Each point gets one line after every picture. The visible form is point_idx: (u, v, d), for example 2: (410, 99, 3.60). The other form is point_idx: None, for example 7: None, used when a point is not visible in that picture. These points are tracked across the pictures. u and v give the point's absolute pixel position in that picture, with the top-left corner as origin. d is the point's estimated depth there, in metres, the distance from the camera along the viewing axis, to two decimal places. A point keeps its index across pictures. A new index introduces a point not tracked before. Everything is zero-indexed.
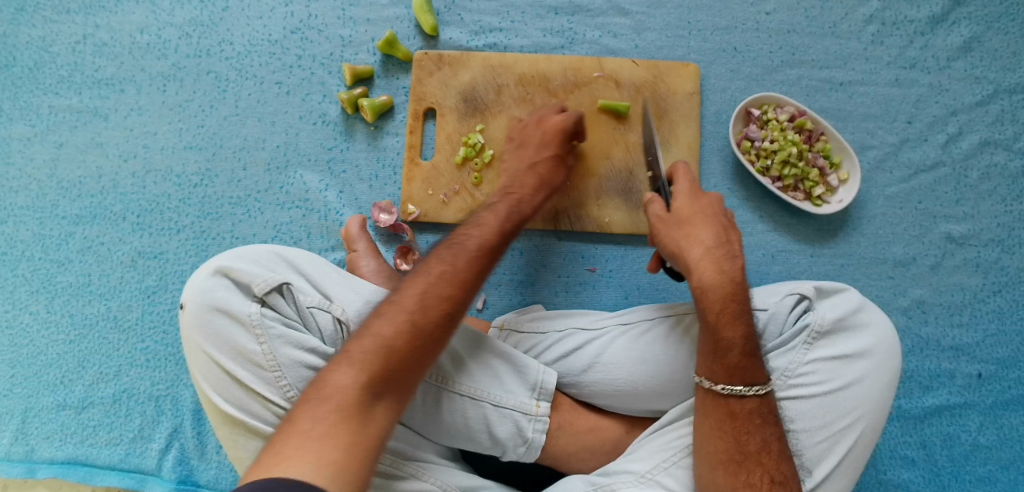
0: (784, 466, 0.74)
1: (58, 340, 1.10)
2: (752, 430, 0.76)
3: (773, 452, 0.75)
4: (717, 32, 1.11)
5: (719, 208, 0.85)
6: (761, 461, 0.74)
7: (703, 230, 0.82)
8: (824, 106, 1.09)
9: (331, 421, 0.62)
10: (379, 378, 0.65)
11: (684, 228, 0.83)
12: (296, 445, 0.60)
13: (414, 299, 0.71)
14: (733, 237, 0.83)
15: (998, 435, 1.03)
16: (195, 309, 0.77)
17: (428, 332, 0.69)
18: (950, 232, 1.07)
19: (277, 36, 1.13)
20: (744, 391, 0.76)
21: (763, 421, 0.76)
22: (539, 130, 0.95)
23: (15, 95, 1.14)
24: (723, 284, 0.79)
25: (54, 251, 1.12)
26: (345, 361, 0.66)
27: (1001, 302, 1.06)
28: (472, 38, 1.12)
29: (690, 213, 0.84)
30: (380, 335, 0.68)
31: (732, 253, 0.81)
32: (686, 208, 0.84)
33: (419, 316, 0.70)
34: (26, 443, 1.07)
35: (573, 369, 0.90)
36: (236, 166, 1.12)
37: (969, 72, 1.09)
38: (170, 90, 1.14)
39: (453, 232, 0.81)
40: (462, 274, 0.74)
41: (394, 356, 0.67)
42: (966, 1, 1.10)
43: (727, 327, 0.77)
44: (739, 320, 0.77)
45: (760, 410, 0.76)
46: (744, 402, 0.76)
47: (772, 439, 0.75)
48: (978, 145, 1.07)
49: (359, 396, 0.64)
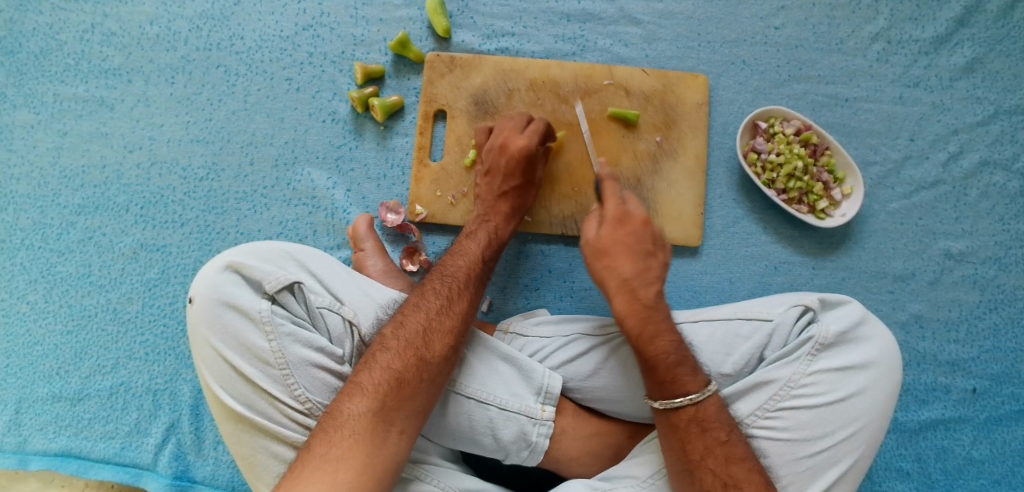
0: (734, 470, 0.74)
1: (56, 330, 1.09)
2: (694, 438, 0.76)
3: (720, 457, 0.75)
4: (727, 45, 1.12)
5: (641, 233, 0.88)
6: (710, 468, 0.74)
7: (624, 259, 0.86)
8: (829, 122, 1.11)
9: (346, 446, 0.69)
10: (391, 406, 0.72)
11: (607, 257, 0.87)
12: (314, 468, 0.67)
13: (417, 333, 0.78)
14: (654, 262, 0.87)
15: (991, 450, 1.05)
16: (205, 304, 0.77)
17: (434, 364, 0.76)
18: (949, 249, 1.09)
19: (289, 33, 1.13)
20: (681, 402, 0.77)
21: (705, 428, 0.76)
22: (504, 158, 0.97)
23: (20, 81, 1.13)
24: (639, 310, 0.83)
25: (55, 240, 1.11)
26: (358, 391, 0.73)
27: (996, 319, 1.08)
28: (484, 41, 1.12)
29: (612, 241, 0.87)
30: (389, 369, 0.74)
31: (650, 281, 0.86)
32: (606, 237, 0.88)
33: (425, 350, 0.77)
34: (19, 433, 1.05)
35: (579, 373, 0.90)
36: (243, 161, 1.11)
37: (971, 92, 1.11)
38: (178, 82, 1.13)
39: (442, 263, 0.88)
40: (457, 307, 0.82)
41: (404, 387, 0.74)
42: (970, 23, 1.12)
43: (651, 346, 0.80)
44: (657, 340, 0.81)
45: (698, 418, 0.77)
46: (681, 412, 0.77)
47: (716, 445, 0.75)
48: (978, 164, 1.10)
49: (372, 423, 0.71)
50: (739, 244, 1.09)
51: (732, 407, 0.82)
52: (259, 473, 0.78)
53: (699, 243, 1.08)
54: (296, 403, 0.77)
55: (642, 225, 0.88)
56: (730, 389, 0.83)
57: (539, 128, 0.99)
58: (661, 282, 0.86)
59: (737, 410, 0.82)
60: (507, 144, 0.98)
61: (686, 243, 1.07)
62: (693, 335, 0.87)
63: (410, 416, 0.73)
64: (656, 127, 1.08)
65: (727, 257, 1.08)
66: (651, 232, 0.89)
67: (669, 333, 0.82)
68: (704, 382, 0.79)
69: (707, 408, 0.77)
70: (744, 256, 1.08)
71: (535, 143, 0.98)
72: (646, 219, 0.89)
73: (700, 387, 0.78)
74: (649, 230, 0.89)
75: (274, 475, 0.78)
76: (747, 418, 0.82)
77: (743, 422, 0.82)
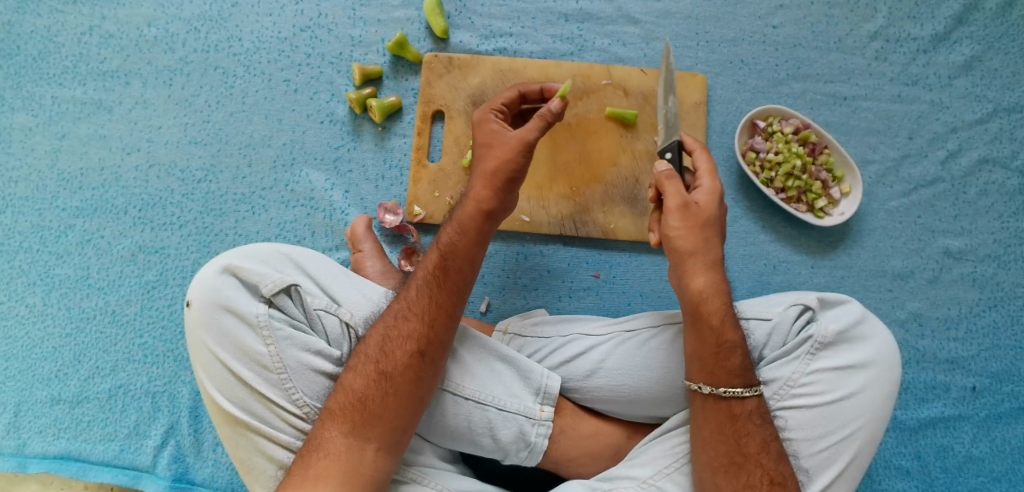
0: (783, 468, 0.74)
1: (55, 333, 1.09)
2: (751, 430, 0.76)
3: (772, 453, 0.75)
4: (725, 44, 1.12)
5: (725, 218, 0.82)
6: (761, 462, 0.74)
7: (716, 238, 0.80)
8: (827, 120, 1.11)
9: (318, 470, 0.70)
10: (359, 426, 0.72)
11: (697, 233, 0.80)
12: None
13: (377, 347, 0.77)
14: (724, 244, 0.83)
15: (991, 447, 1.05)
16: (202, 308, 0.77)
17: (396, 374, 0.75)
18: (948, 247, 1.08)
19: (286, 34, 1.13)
20: (744, 392, 0.76)
21: (762, 422, 0.76)
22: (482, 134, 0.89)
23: (18, 84, 1.13)
24: (721, 294, 0.78)
25: (53, 243, 1.10)
26: (328, 417, 0.74)
27: (996, 317, 1.08)
28: (482, 41, 1.12)
29: (709, 218, 0.80)
30: (354, 388, 0.74)
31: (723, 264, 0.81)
32: (704, 214, 0.80)
33: (384, 362, 0.76)
34: (18, 436, 1.05)
35: (577, 373, 0.90)
36: (241, 163, 1.11)
37: (970, 90, 1.11)
38: (176, 84, 1.13)
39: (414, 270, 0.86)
40: (416, 307, 0.79)
41: (368, 404, 0.73)
42: (968, 21, 1.12)
43: (727, 333, 0.77)
44: (734, 328, 0.78)
45: (758, 411, 0.77)
46: (744, 403, 0.76)
47: (771, 440, 0.76)
48: (977, 162, 1.09)
49: (343, 446, 0.71)
50: (738, 243, 1.09)
51: None
52: (256, 477, 0.78)
53: None
54: (294, 407, 0.77)
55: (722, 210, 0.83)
56: None
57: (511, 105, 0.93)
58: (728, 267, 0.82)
59: None
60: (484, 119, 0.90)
61: None
62: None
63: (383, 431, 0.73)
64: (654, 126, 1.08)
65: (726, 256, 1.08)
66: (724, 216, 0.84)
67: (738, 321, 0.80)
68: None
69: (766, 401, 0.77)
70: (743, 255, 1.08)
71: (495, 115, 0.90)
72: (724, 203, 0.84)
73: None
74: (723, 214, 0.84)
75: (271, 478, 0.78)
76: None
77: None
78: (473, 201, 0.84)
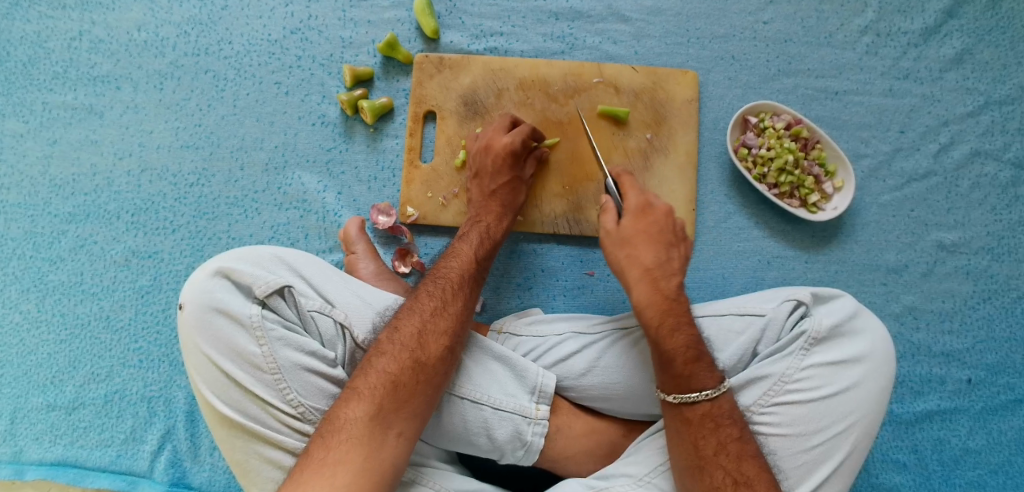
0: (746, 468, 0.74)
1: (50, 339, 1.08)
2: (707, 433, 0.76)
3: (733, 454, 0.75)
4: (716, 40, 1.12)
5: (663, 224, 0.89)
6: (722, 464, 0.74)
7: (644, 248, 0.87)
8: (819, 115, 1.11)
9: (345, 449, 0.69)
10: (388, 410, 0.72)
11: (626, 247, 0.88)
12: (312, 473, 0.67)
13: (412, 336, 0.78)
14: (675, 254, 0.88)
15: (987, 440, 1.05)
16: (195, 310, 0.77)
17: (430, 366, 0.77)
18: (942, 240, 1.09)
19: (277, 36, 1.13)
20: (695, 396, 0.77)
21: (718, 425, 0.77)
22: (490, 157, 0.98)
23: (9, 90, 1.13)
24: (660, 301, 0.84)
25: (46, 249, 1.10)
26: (354, 397, 0.73)
27: (991, 309, 1.08)
28: (473, 41, 1.12)
29: (635, 231, 0.88)
30: (386, 372, 0.75)
31: (670, 274, 0.86)
32: (630, 227, 0.89)
33: (420, 353, 0.77)
34: (14, 443, 1.05)
35: (572, 371, 0.90)
36: (233, 166, 1.11)
37: (961, 83, 1.11)
38: (167, 88, 1.13)
39: (434, 265, 0.89)
40: (452, 307, 0.83)
41: (400, 390, 0.74)
42: (958, 14, 1.12)
43: (669, 338, 0.80)
44: (677, 332, 0.81)
45: (712, 415, 0.77)
46: (696, 407, 0.77)
47: (730, 441, 0.76)
48: (969, 155, 1.09)
49: (370, 427, 0.71)
50: (732, 240, 1.09)
51: None
52: (254, 478, 0.78)
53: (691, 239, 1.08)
54: (289, 407, 0.77)
55: (664, 217, 0.90)
56: None
57: (524, 131, 1.00)
58: (680, 274, 0.87)
59: None
60: (490, 143, 0.99)
61: None
62: None
63: (408, 418, 0.74)
64: (646, 124, 1.08)
65: (720, 252, 1.08)
66: (672, 224, 0.90)
67: (690, 327, 0.82)
68: (721, 377, 0.79)
69: (722, 404, 0.78)
70: (738, 251, 1.08)
71: (519, 143, 0.98)
72: (668, 212, 0.91)
73: (715, 382, 0.78)
74: (670, 223, 0.90)
75: (268, 479, 0.78)
76: None
77: None
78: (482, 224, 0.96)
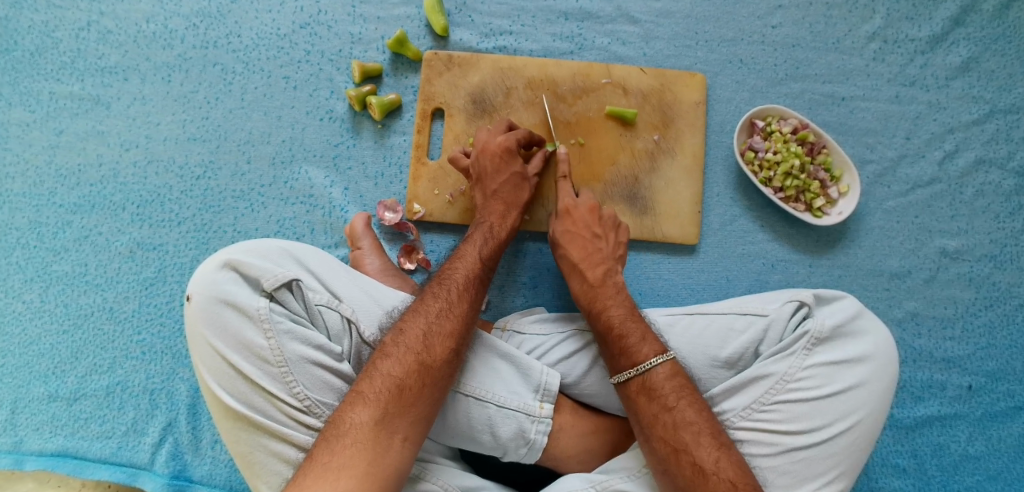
0: (682, 435, 0.75)
1: (52, 329, 1.08)
2: (643, 405, 0.79)
3: (668, 424, 0.77)
4: (724, 44, 1.13)
5: (590, 220, 0.98)
6: (660, 435, 0.77)
7: (571, 247, 0.96)
8: (826, 120, 1.11)
9: (349, 453, 0.69)
10: (394, 413, 0.73)
11: (558, 248, 0.98)
12: (316, 477, 0.67)
13: (417, 338, 0.78)
14: (602, 244, 0.97)
15: (986, 446, 1.06)
16: (203, 302, 0.77)
17: (436, 368, 0.77)
18: (945, 247, 1.09)
19: (286, 31, 1.13)
20: (628, 373, 0.82)
21: (653, 396, 0.79)
22: (487, 159, 0.99)
23: (15, 79, 1.13)
24: (587, 290, 0.93)
25: (51, 239, 1.10)
26: (359, 401, 0.73)
27: (992, 316, 1.08)
28: (482, 39, 1.12)
29: (564, 231, 0.98)
30: (391, 376, 0.75)
31: (596, 263, 0.95)
32: (560, 229, 0.98)
33: (426, 355, 0.77)
34: (15, 433, 1.05)
35: (575, 370, 0.91)
36: (240, 159, 1.11)
37: (967, 91, 1.11)
38: (174, 80, 1.13)
39: (440, 268, 0.89)
40: (457, 308, 0.83)
41: (405, 393, 0.74)
42: (965, 22, 1.12)
43: (598, 320, 0.89)
44: (604, 314, 0.89)
45: (646, 387, 0.80)
46: (631, 383, 0.81)
47: (663, 412, 0.78)
48: (974, 163, 1.10)
49: (376, 431, 0.71)
50: (736, 242, 1.09)
51: (722, 403, 0.83)
52: (258, 471, 0.78)
53: (696, 241, 1.08)
54: (295, 401, 0.77)
55: (590, 213, 0.99)
56: (721, 386, 0.83)
57: (519, 133, 1.00)
58: (607, 262, 0.95)
59: (730, 404, 0.83)
60: (486, 146, 0.99)
61: (684, 241, 1.08)
62: (688, 327, 0.88)
63: (413, 422, 0.74)
64: (654, 126, 1.08)
65: (725, 254, 1.09)
66: (598, 217, 0.99)
67: (618, 307, 0.89)
68: (653, 352, 0.82)
69: (655, 376, 0.80)
70: (742, 254, 1.09)
71: (513, 142, 0.99)
72: (592, 206, 0.99)
73: (649, 356, 0.82)
74: (597, 216, 0.99)
75: (273, 473, 0.77)
76: (740, 412, 0.82)
77: (735, 416, 0.82)
78: (486, 224, 0.96)
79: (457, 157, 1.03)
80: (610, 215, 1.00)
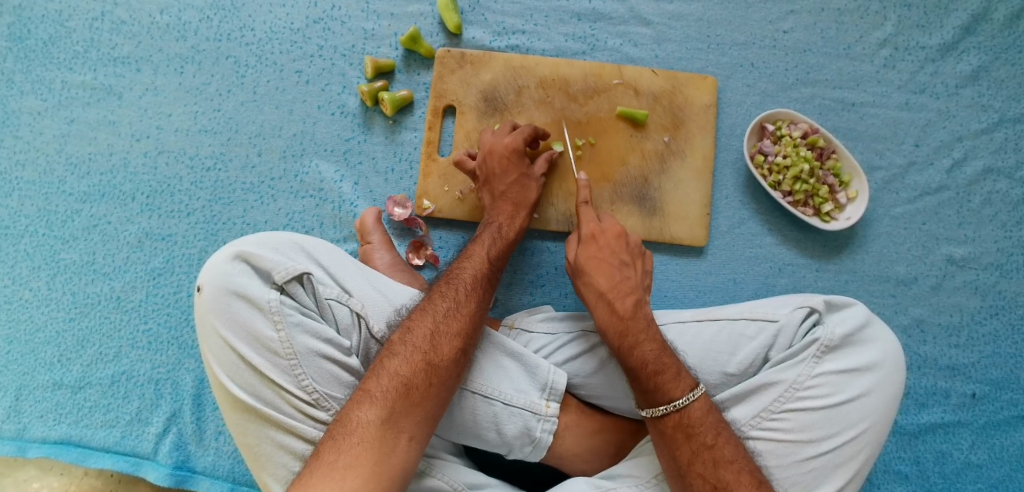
0: (723, 474, 0.76)
1: (58, 317, 1.08)
2: (680, 442, 0.78)
3: (708, 461, 0.77)
4: (736, 47, 1.13)
5: (619, 249, 0.93)
6: (699, 472, 0.76)
7: (600, 276, 0.91)
8: (835, 126, 1.12)
9: (355, 452, 0.69)
10: (401, 412, 0.73)
11: (583, 276, 0.92)
12: (322, 475, 0.67)
13: (425, 337, 0.79)
14: (630, 272, 0.91)
15: (989, 454, 1.06)
16: (213, 293, 0.77)
17: (444, 367, 0.77)
18: (952, 254, 1.09)
19: (300, 25, 1.13)
20: (664, 409, 0.80)
21: (691, 434, 0.78)
22: (495, 161, 0.98)
23: (28, 68, 1.13)
24: (616, 322, 0.87)
25: (60, 227, 1.10)
26: (367, 399, 0.73)
27: (997, 325, 1.09)
28: (494, 38, 1.12)
29: (588, 258, 0.92)
30: (398, 374, 0.75)
31: (625, 293, 0.89)
32: (585, 255, 0.93)
33: (434, 355, 0.77)
34: (18, 421, 1.05)
35: (583, 370, 0.91)
36: (250, 152, 1.11)
37: (977, 100, 1.12)
38: (187, 72, 1.13)
39: (449, 268, 0.89)
40: (465, 308, 0.83)
41: (413, 392, 0.74)
42: (976, 31, 1.13)
43: (629, 357, 0.84)
44: (636, 350, 0.84)
45: (683, 424, 0.79)
46: (666, 419, 0.80)
47: (703, 450, 0.77)
48: (982, 171, 1.10)
49: (382, 430, 0.71)
50: (744, 245, 1.09)
51: (733, 411, 0.83)
52: (265, 463, 0.78)
53: (704, 243, 1.08)
54: (303, 394, 0.77)
55: (616, 238, 0.94)
56: (730, 393, 0.84)
57: (526, 131, 1.00)
58: (637, 292, 0.90)
59: (740, 412, 0.83)
60: (493, 147, 0.99)
61: (692, 243, 1.08)
62: (699, 333, 0.88)
63: (420, 421, 0.74)
64: (664, 127, 1.09)
65: (732, 257, 1.09)
66: (625, 243, 0.94)
67: (649, 342, 0.85)
68: (688, 386, 0.81)
69: (693, 413, 0.79)
70: (749, 257, 1.09)
71: (521, 142, 0.99)
72: (619, 232, 0.94)
73: (684, 392, 0.80)
74: (624, 243, 0.94)
75: (280, 465, 0.77)
76: (750, 420, 0.82)
77: (746, 424, 0.83)
78: (494, 225, 0.96)
79: (462, 160, 1.02)
80: (636, 241, 0.95)
